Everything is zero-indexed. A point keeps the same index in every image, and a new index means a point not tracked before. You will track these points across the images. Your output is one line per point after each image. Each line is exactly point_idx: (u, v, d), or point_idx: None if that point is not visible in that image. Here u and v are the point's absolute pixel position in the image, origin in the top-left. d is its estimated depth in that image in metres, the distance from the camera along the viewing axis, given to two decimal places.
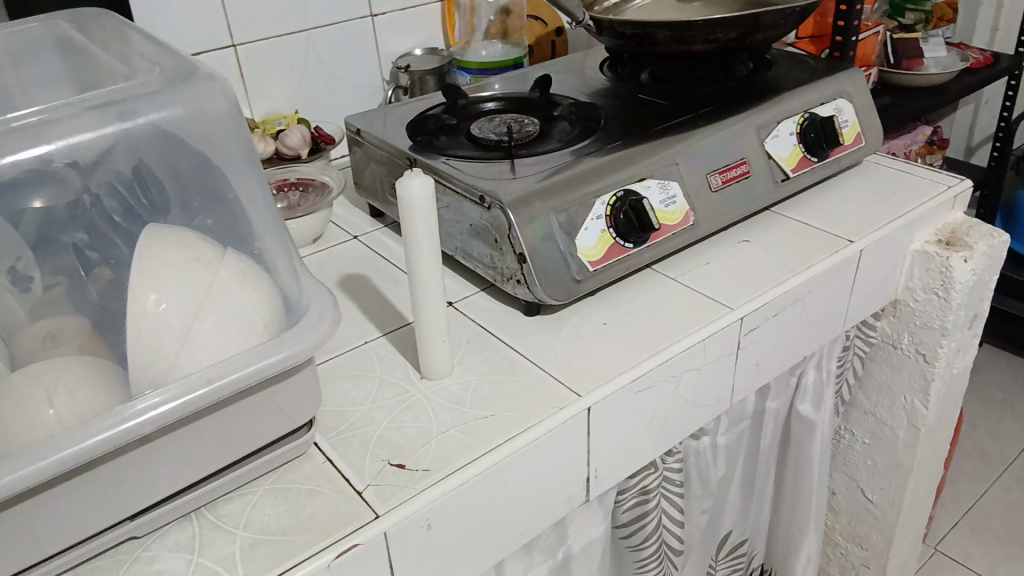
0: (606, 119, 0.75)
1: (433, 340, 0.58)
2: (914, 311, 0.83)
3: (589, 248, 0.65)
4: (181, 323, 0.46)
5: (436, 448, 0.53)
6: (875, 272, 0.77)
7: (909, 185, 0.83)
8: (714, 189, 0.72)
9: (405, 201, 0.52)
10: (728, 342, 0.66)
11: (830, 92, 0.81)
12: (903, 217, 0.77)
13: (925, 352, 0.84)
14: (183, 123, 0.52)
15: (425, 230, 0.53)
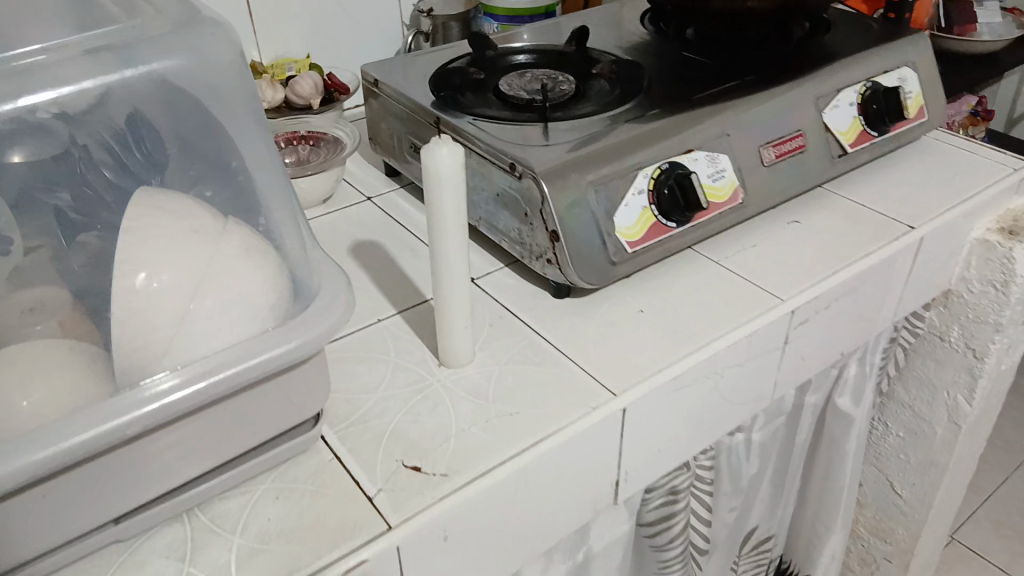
0: (649, 80, 0.68)
1: (455, 324, 0.52)
2: (966, 303, 0.77)
3: (628, 226, 0.59)
4: (177, 307, 0.40)
5: (454, 447, 0.48)
6: (932, 261, 0.71)
7: (972, 166, 0.76)
8: (766, 164, 0.65)
9: (431, 171, 0.45)
10: (776, 336, 0.60)
11: (893, 60, 0.74)
12: (966, 203, 0.71)
13: (974, 346, 0.78)
14: (187, 75, 0.46)
15: (453, 203, 0.47)
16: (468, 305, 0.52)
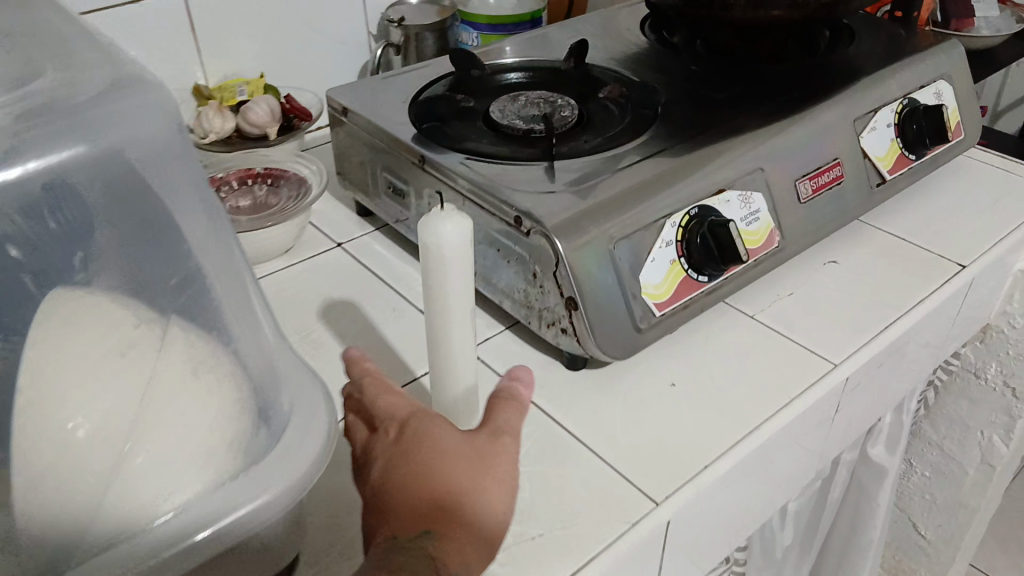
0: (666, 105, 0.60)
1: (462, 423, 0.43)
2: (1006, 340, 0.69)
3: (655, 286, 0.49)
4: (110, 461, 0.32)
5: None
6: (980, 298, 0.63)
7: (1013, 189, 0.68)
8: (802, 201, 0.57)
9: (431, 246, 0.36)
10: (827, 407, 0.51)
11: (929, 73, 0.66)
12: (1015, 234, 0.63)
13: (1014, 386, 0.71)
14: (132, 149, 0.36)
15: (460, 286, 0.38)
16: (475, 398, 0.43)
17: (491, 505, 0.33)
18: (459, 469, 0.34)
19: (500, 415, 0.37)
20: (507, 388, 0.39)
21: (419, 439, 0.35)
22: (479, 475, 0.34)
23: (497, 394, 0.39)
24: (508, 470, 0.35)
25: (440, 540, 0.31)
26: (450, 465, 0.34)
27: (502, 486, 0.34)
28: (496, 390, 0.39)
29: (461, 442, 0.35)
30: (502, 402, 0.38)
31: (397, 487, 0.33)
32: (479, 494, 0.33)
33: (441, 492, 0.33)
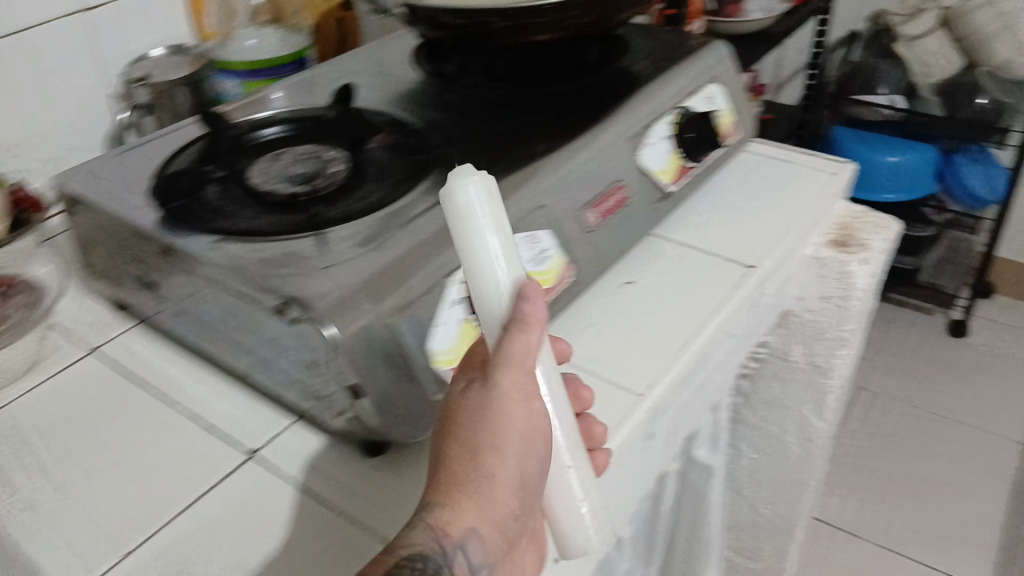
0: (439, 152, 0.57)
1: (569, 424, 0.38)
2: (805, 321, 0.74)
3: (449, 350, 0.45)
4: None
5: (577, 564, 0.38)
6: (777, 292, 0.66)
7: (790, 179, 0.73)
8: (592, 228, 0.57)
9: (471, 217, 0.34)
10: (640, 438, 0.50)
11: (697, 78, 0.68)
12: (800, 223, 0.67)
13: (818, 362, 0.75)
14: None
15: (505, 254, 0.34)
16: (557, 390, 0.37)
17: (497, 466, 0.35)
18: (471, 432, 0.35)
19: (504, 351, 0.34)
20: (516, 307, 0.35)
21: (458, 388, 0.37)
22: (475, 443, 0.35)
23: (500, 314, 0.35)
24: (513, 422, 0.35)
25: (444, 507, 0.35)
26: (464, 428, 0.35)
27: (507, 441, 0.35)
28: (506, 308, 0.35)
29: (475, 397, 0.35)
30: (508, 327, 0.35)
31: (442, 436, 0.36)
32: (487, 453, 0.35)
33: (456, 452, 0.35)
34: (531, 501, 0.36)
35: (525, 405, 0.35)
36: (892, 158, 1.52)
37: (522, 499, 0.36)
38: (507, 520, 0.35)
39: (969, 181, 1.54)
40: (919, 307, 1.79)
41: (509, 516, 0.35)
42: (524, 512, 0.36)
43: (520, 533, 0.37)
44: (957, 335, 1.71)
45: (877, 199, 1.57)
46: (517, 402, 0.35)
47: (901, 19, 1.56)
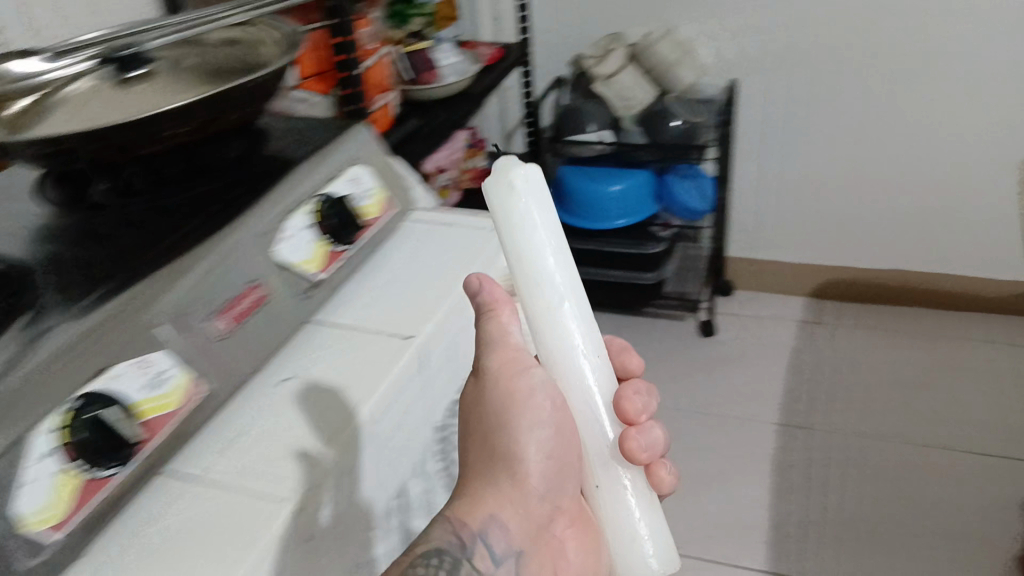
0: (38, 291, 0.56)
1: (594, 366, 0.59)
2: None
3: (46, 506, 0.45)
4: None
5: (603, 482, 0.61)
6: (450, 352, 0.68)
7: (457, 235, 0.77)
8: (220, 337, 0.57)
9: (493, 205, 0.54)
10: (295, 544, 0.49)
11: (336, 163, 0.71)
12: (465, 281, 0.71)
13: None
14: None
15: (542, 227, 0.54)
16: (586, 348, 0.58)
17: (502, 436, 0.59)
18: (483, 418, 0.59)
19: (493, 333, 0.60)
20: (490, 298, 0.61)
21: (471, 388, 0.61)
22: (488, 429, 0.59)
23: (483, 309, 0.61)
24: (515, 393, 0.59)
25: (464, 496, 0.58)
26: (478, 415, 0.60)
27: (517, 408, 0.59)
28: (480, 298, 0.61)
29: (484, 384, 0.60)
30: (491, 315, 0.61)
31: (465, 435, 0.61)
32: (489, 434, 0.59)
33: (473, 442, 0.60)
34: (542, 457, 0.59)
35: (525, 380, 0.59)
36: (615, 188, 1.65)
37: (535, 455, 0.59)
38: (523, 479, 0.59)
39: (684, 198, 1.69)
40: (673, 316, 1.94)
41: (525, 475, 0.59)
42: (541, 464, 0.59)
43: (545, 492, 0.60)
44: (706, 336, 1.87)
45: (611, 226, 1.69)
46: (514, 375, 0.59)
47: (593, 60, 1.68)
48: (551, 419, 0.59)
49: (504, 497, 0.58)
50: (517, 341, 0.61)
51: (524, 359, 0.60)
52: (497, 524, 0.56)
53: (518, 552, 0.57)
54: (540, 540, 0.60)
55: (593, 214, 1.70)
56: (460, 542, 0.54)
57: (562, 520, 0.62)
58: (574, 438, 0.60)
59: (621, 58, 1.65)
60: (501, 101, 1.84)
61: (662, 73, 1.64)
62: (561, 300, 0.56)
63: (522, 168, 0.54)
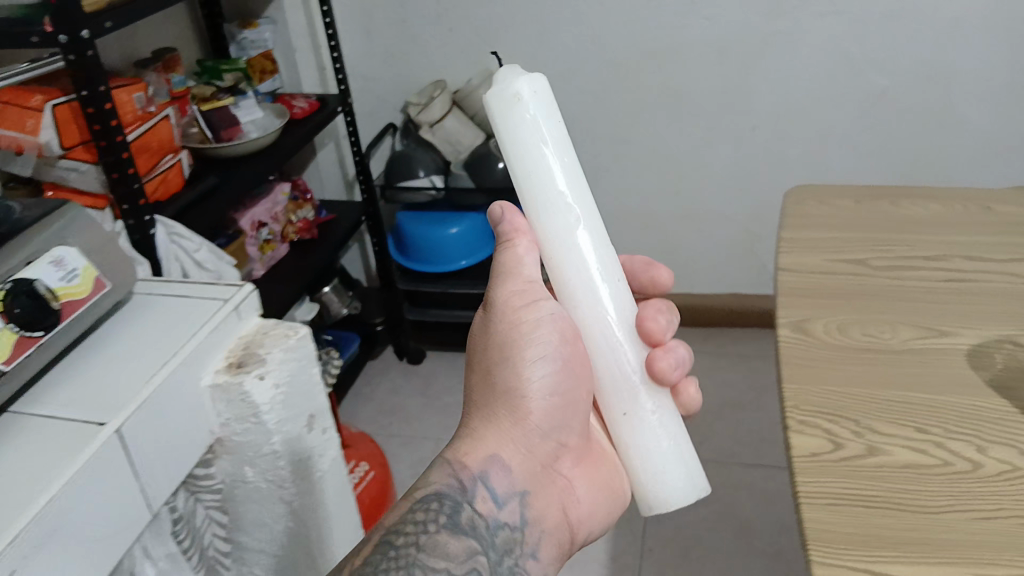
0: None
1: (611, 285, 0.67)
2: (238, 444, 0.77)
3: None
4: None
5: (618, 394, 0.69)
6: (162, 431, 0.69)
7: (183, 309, 0.78)
8: None
9: (499, 125, 0.62)
10: None
11: (38, 244, 0.69)
12: (177, 359, 0.71)
13: (270, 477, 0.79)
14: None
15: (550, 140, 0.62)
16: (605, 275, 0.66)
17: (505, 374, 0.76)
18: (498, 349, 0.76)
19: (510, 263, 0.75)
20: (510, 226, 0.75)
21: (489, 322, 0.78)
22: (490, 367, 0.77)
23: (504, 237, 0.76)
24: (522, 327, 0.75)
25: (466, 440, 0.75)
26: (494, 349, 0.77)
27: (524, 341, 0.75)
28: (502, 227, 0.76)
29: (502, 315, 0.77)
30: (508, 246, 0.75)
31: (478, 373, 0.78)
32: (499, 367, 0.76)
33: (486, 378, 0.77)
34: (547, 388, 0.75)
35: (529, 315, 0.75)
36: (453, 229, 1.66)
37: (537, 390, 0.75)
38: (526, 415, 0.75)
39: None
40: None
41: (528, 412, 0.75)
42: (540, 402, 0.75)
43: (545, 428, 0.76)
44: None
45: (454, 267, 1.69)
46: (517, 310, 0.75)
47: (417, 109, 1.67)
48: (554, 354, 0.74)
49: (505, 432, 0.75)
50: (531, 272, 0.76)
51: (532, 296, 0.76)
52: (495, 465, 0.73)
53: (518, 485, 0.73)
54: (545, 474, 0.77)
55: (434, 258, 1.70)
56: (459, 485, 0.70)
57: (564, 458, 0.79)
58: (583, 367, 0.76)
59: (446, 104, 1.64)
60: (338, 148, 1.79)
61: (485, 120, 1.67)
62: (577, 232, 0.64)
63: (532, 76, 0.62)
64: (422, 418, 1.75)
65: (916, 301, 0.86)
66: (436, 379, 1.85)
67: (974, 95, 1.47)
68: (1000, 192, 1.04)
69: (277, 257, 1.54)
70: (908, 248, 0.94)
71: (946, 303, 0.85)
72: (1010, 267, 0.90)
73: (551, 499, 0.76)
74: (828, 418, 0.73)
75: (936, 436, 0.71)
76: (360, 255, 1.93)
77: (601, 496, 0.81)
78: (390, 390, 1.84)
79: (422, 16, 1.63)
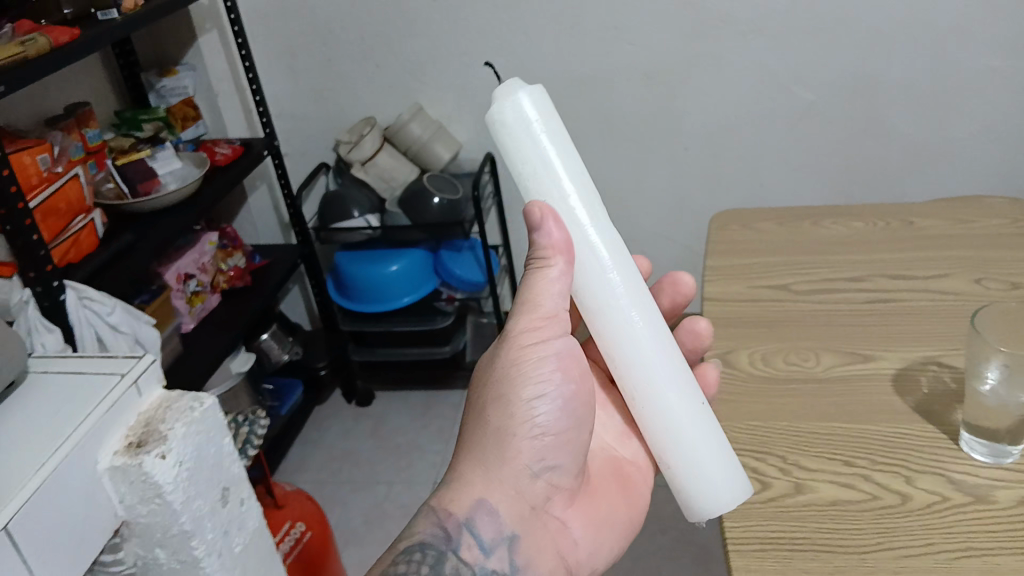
0: None
1: (634, 303, 0.64)
2: (145, 526, 0.77)
3: None
4: None
5: (646, 408, 0.66)
6: (57, 521, 0.66)
7: (80, 388, 0.75)
8: None
9: (502, 143, 0.62)
10: None
11: None
12: (70, 443, 0.68)
13: (184, 558, 0.80)
14: None
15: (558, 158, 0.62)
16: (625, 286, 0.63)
17: (503, 412, 0.69)
18: (498, 386, 0.70)
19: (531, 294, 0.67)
20: (549, 242, 0.63)
21: (494, 354, 0.72)
22: (489, 401, 0.70)
23: (531, 257, 0.66)
24: (526, 365, 0.70)
25: (452, 484, 0.69)
26: (493, 384, 0.70)
27: (528, 375, 0.70)
28: (537, 239, 0.64)
29: (510, 348, 0.70)
30: (537, 269, 0.66)
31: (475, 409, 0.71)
32: (497, 404, 0.69)
33: (481, 415, 0.70)
34: (549, 424, 0.70)
35: (539, 352, 0.70)
36: (393, 267, 1.60)
37: (537, 428, 0.69)
38: (518, 456, 0.69)
39: (464, 268, 1.65)
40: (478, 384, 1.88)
41: (521, 452, 0.69)
42: (536, 441, 0.69)
43: (537, 470, 0.70)
44: None
45: (397, 305, 1.62)
46: (527, 342, 0.70)
47: (348, 148, 1.59)
48: (557, 392, 0.70)
49: (496, 475, 0.68)
50: (550, 306, 0.68)
51: (545, 331, 0.70)
52: (482, 511, 0.67)
53: (507, 533, 0.67)
54: (535, 519, 0.70)
55: (376, 298, 1.63)
56: (444, 536, 0.65)
57: (558, 499, 0.73)
58: (581, 407, 0.72)
59: (377, 142, 1.58)
60: (271, 191, 1.75)
61: (418, 154, 1.60)
62: (591, 244, 0.63)
63: (530, 89, 0.61)
64: (371, 461, 1.70)
65: (838, 325, 0.85)
66: (385, 419, 1.81)
67: (902, 105, 1.45)
68: (920, 206, 1.04)
69: (208, 308, 1.49)
70: (830, 270, 0.94)
71: (868, 326, 0.85)
72: (933, 284, 0.89)
73: (544, 547, 0.70)
74: (755, 456, 0.72)
75: (862, 468, 0.69)
76: (302, 296, 1.89)
77: (601, 542, 0.75)
78: (339, 433, 1.79)
79: (347, 56, 1.58)
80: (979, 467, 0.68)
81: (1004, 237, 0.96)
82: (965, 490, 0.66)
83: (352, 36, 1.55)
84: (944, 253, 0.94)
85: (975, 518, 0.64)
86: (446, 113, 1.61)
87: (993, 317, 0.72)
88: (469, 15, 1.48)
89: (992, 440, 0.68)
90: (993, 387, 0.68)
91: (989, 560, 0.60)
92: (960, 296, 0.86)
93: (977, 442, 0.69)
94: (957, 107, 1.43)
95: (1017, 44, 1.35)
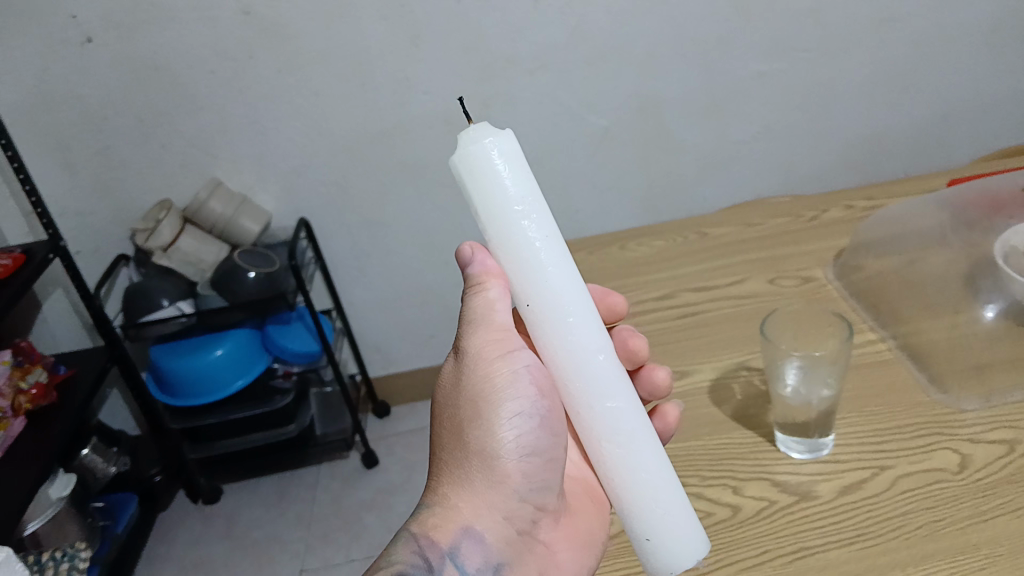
0: None
1: (604, 365, 0.59)
2: None
3: None
4: None
5: (614, 462, 0.60)
6: None
7: None
8: None
9: (470, 193, 0.57)
10: None
11: None
12: None
13: None
14: None
15: (533, 213, 0.56)
16: (593, 343, 0.59)
17: (480, 435, 0.67)
18: (470, 405, 0.68)
19: (475, 313, 0.68)
20: (482, 269, 0.68)
21: (455, 373, 0.70)
22: (459, 425, 0.68)
23: (471, 282, 0.68)
24: (498, 382, 0.68)
25: (434, 511, 0.65)
26: (466, 404, 0.68)
27: (499, 395, 0.68)
28: (470, 272, 0.69)
29: (472, 368, 0.69)
30: (478, 291, 0.68)
31: (447, 433, 0.69)
32: (475, 426, 0.68)
33: (457, 438, 0.68)
34: (529, 444, 0.69)
35: (508, 366, 0.69)
36: (218, 351, 1.51)
37: (514, 450, 0.68)
38: (504, 478, 0.67)
39: (296, 341, 1.59)
40: (331, 456, 1.81)
41: (506, 474, 0.68)
42: (520, 462, 0.68)
43: (523, 492, 0.69)
44: (371, 467, 1.76)
45: (230, 391, 1.53)
46: (492, 359, 0.68)
47: (144, 236, 1.48)
48: (536, 409, 0.69)
49: (480, 499, 0.66)
50: (503, 318, 0.68)
51: (507, 345, 0.69)
52: (468, 538, 0.64)
53: (495, 560, 0.65)
54: (522, 542, 0.69)
55: (205, 389, 1.53)
56: (426, 567, 0.62)
57: (543, 521, 0.71)
58: (559, 422, 0.72)
59: (176, 226, 1.48)
60: (68, 293, 1.62)
61: (225, 231, 1.52)
62: (558, 296, 0.58)
63: (506, 137, 0.56)
64: (230, 565, 1.59)
65: (655, 344, 0.87)
66: (239, 515, 1.71)
67: (687, 119, 1.52)
68: (713, 215, 1.09)
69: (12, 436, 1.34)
70: (640, 291, 0.96)
71: (680, 341, 0.87)
72: (733, 292, 0.93)
73: (529, 569, 0.68)
74: None
75: (693, 487, 0.70)
76: (123, 400, 1.76)
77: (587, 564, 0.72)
78: (189, 541, 1.66)
79: (127, 140, 1.48)
80: (798, 465, 0.70)
81: (791, 234, 1.03)
82: (790, 490, 0.68)
83: (128, 121, 1.46)
84: (738, 259, 0.99)
85: (802, 516, 0.65)
86: (247, 185, 1.54)
87: (779, 320, 0.78)
88: (250, 83, 1.42)
89: (806, 436, 0.71)
90: (794, 389, 0.73)
91: (822, 557, 0.61)
92: (758, 299, 0.91)
93: (792, 441, 0.72)
94: (736, 112, 1.53)
95: (777, 49, 1.45)
